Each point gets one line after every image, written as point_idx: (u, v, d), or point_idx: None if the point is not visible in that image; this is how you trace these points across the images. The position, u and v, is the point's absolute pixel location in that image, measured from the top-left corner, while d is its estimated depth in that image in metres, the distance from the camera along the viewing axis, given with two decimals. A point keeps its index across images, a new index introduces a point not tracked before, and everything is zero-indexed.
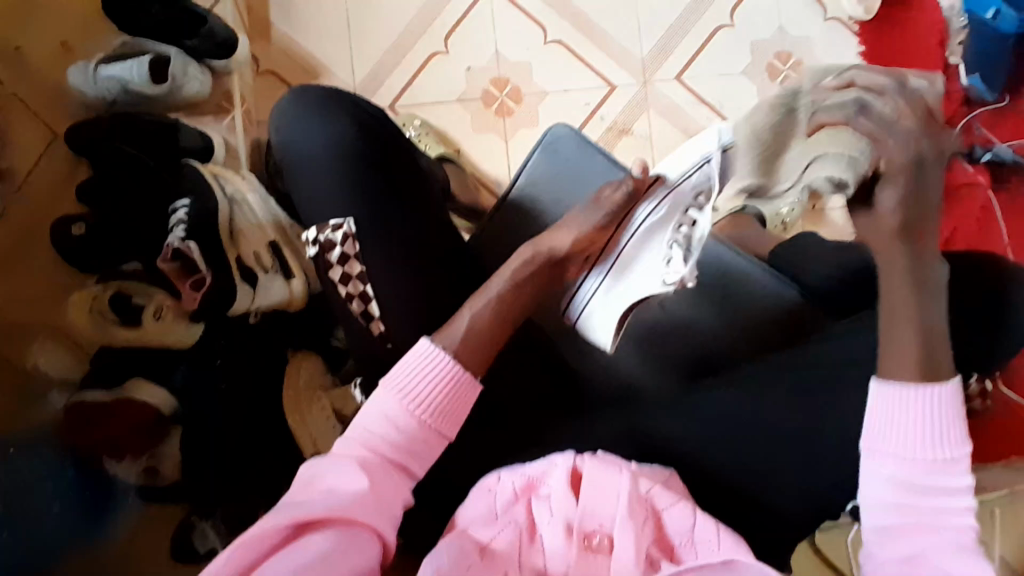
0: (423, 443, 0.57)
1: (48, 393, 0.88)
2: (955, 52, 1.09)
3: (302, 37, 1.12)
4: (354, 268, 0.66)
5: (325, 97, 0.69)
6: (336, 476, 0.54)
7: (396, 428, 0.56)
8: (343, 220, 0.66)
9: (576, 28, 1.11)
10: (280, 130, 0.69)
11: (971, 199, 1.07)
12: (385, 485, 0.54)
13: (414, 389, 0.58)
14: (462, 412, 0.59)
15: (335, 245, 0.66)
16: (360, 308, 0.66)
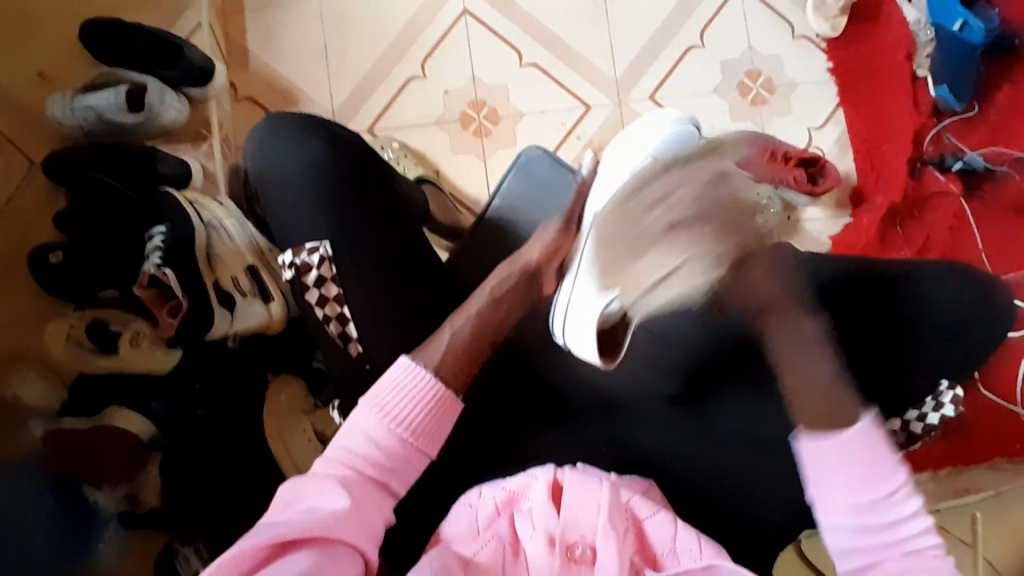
0: (404, 461, 0.57)
1: (26, 420, 0.87)
2: (923, 65, 1.13)
3: (281, 64, 1.13)
4: (330, 291, 0.66)
5: (301, 122, 0.70)
6: (317, 495, 0.54)
7: (377, 445, 0.57)
8: (319, 244, 0.67)
9: (550, 51, 1.14)
10: (257, 159, 0.71)
11: (944, 207, 1.09)
12: (366, 504, 0.54)
13: (394, 406, 0.58)
14: (442, 429, 0.60)
15: (310, 269, 0.66)
16: (338, 330, 0.67)
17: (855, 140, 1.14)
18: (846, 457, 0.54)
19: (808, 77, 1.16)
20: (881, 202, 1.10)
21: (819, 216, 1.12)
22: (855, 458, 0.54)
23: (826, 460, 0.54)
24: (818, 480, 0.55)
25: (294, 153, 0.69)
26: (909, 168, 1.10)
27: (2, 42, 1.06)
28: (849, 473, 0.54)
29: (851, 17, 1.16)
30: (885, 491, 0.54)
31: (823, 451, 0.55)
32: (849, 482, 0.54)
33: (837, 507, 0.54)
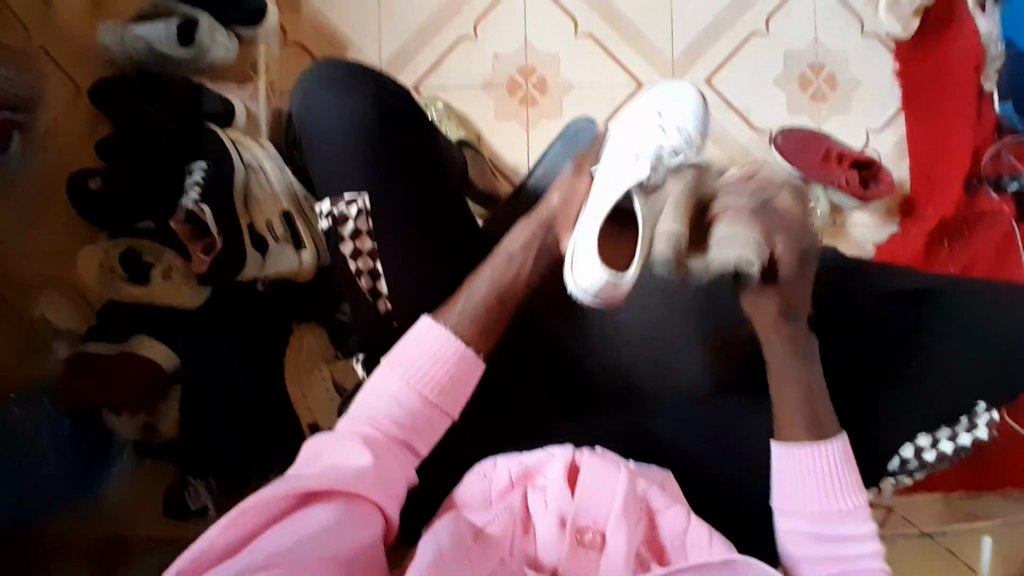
0: (425, 420, 0.57)
1: (54, 343, 0.89)
2: (991, 78, 1.04)
3: (332, 12, 1.12)
4: (365, 244, 0.65)
5: (346, 65, 0.69)
6: (339, 451, 0.54)
7: (398, 406, 0.57)
8: (358, 195, 0.66)
9: (607, 24, 1.10)
10: (301, 102, 0.69)
11: (994, 227, 1.02)
12: (389, 465, 0.54)
13: (417, 367, 0.58)
14: (467, 391, 0.60)
15: (348, 219, 0.65)
16: (369, 284, 0.66)
17: (912, 150, 1.11)
18: (812, 463, 0.59)
19: (873, 78, 1.12)
20: (930, 216, 1.05)
21: (865, 222, 1.10)
22: (818, 468, 0.58)
23: (797, 460, 0.59)
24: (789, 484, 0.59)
25: (334, 93, 0.67)
26: (965, 185, 1.04)
27: None
28: (813, 485, 0.58)
29: (926, 19, 1.10)
30: (846, 505, 0.58)
31: (790, 458, 0.59)
32: (819, 486, 0.58)
33: (795, 510, 0.59)
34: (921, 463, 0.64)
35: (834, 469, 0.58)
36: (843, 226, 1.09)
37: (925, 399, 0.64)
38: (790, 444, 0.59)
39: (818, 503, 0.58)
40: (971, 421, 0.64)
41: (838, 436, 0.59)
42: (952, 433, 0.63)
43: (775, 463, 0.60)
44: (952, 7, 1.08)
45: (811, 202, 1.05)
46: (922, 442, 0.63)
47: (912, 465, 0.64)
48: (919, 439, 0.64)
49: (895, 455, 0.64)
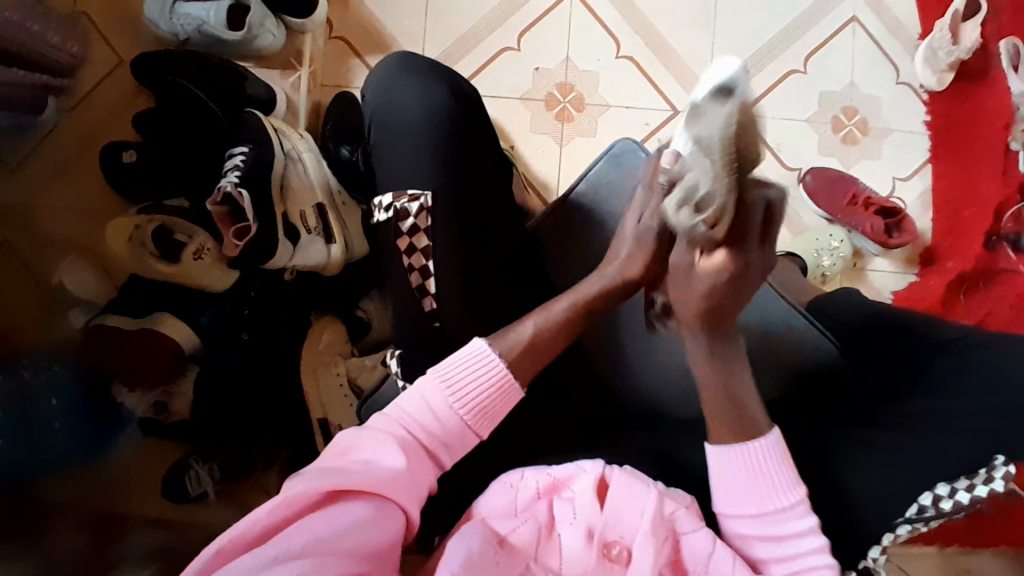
0: (460, 437, 0.57)
1: (70, 310, 0.90)
2: (1020, 137, 1.08)
3: (378, 7, 1.12)
4: (421, 242, 0.66)
5: (433, 68, 0.71)
6: (374, 450, 0.54)
7: (434, 417, 0.57)
8: (423, 192, 0.66)
9: (650, 48, 1.12)
10: (376, 93, 0.71)
11: (1011, 283, 1.06)
12: (420, 473, 0.55)
13: (461, 387, 0.58)
14: (502, 413, 0.59)
15: (409, 215, 0.66)
16: (418, 281, 0.66)
17: (936, 200, 1.12)
18: (747, 463, 0.58)
19: (904, 126, 1.13)
20: (951, 267, 1.07)
21: (886, 268, 1.10)
22: (758, 461, 0.58)
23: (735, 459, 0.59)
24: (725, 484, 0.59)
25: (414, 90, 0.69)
26: (985, 240, 1.07)
27: None
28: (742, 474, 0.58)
29: (960, 74, 1.13)
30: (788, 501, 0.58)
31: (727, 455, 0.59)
32: (747, 487, 0.58)
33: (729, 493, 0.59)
34: (938, 513, 0.59)
35: (768, 464, 0.58)
36: (863, 270, 1.10)
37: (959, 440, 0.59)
38: (725, 444, 0.59)
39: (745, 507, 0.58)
40: (987, 472, 0.58)
41: (771, 432, 0.59)
42: (970, 484, 0.58)
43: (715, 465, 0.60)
44: (986, 67, 1.12)
45: (835, 241, 1.06)
46: (940, 490, 0.59)
47: (928, 514, 0.60)
48: (939, 486, 0.59)
49: (912, 501, 0.60)
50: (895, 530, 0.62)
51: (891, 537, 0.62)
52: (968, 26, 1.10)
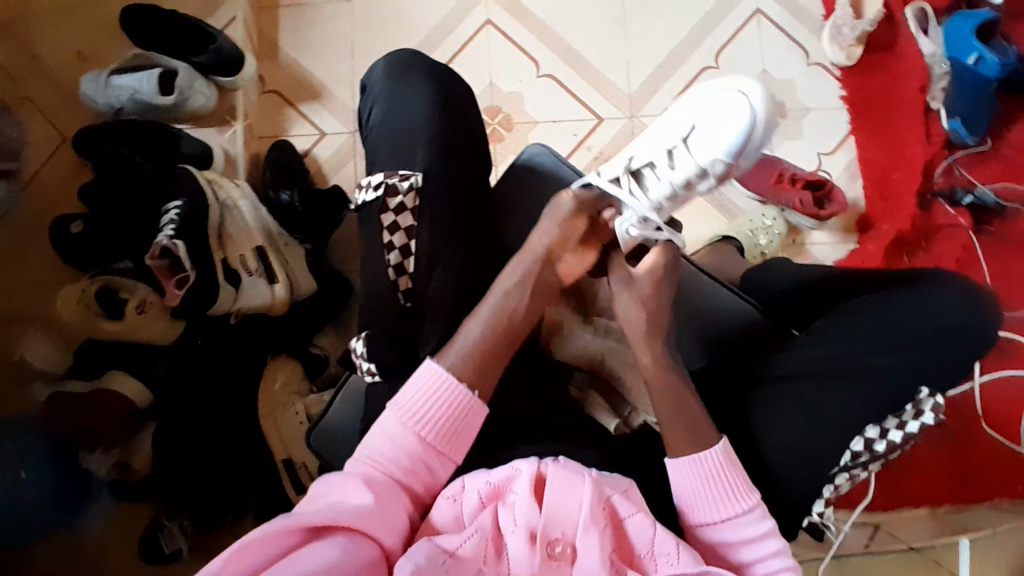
0: (424, 461, 0.60)
1: (32, 384, 0.91)
2: (937, 97, 1.12)
3: (305, 59, 1.17)
4: (404, 221, 0.71)
5: (427, 64, 0.79)
6: (342, 488, 0.56)
7: (399, 444, 0.60)
8: (413, 173, 0.72)
9: (567, 64, 1.17)
10: (377, 96, 0.78)
11: (952, 238, 1.09)
12: (391, 506, 0.56)
13: (418, 412, 0.61)
14: (464, 436, 0.63)
15: (397, 193, 0.71)
16: (397, 260, 0.71)
17: (862, 168, 1.15)
18: (705, 472, 0.60)
19: (820, 104, 1.18)
20: (887, 230, 1.10)
21: (825, 240, 1.13)
22: (718, 479, 0.60)
23: (693, 473, 0.61)
24: (687, 497, 0.61)
25: (419, 88, 0.77)
26: (918, 199, 1.11)
27: (44, 18, 1.13)
28: (703, 485, 0.60)
29: (868, 47, 1.18)
30: (746, 505, 0.59)
31: (689, 466, 0.61)
32: (710, 492, 0.60)
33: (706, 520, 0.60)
34: (873, 456, 0.64)
35: (725, 474, 0.60)
36: (803, 245, 1.13)
37: (868, 384, 0.64)
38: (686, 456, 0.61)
39: (711, 514, 0.60)
40: (917, 408, 0.63)
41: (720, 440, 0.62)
42: (897, 423, 0.63)
43: (674, 481, 0.62)
44: (893, 35, 1.17)
45: (768, 220, 1.09)
46: (871, 434, 0.64)
47: (863, 458, 0.64)
48: (868, 431, 0.64)
49: (844, 450, 0.65)
50: (833, 482, 0.66)
51: (831, 489, 0.66)
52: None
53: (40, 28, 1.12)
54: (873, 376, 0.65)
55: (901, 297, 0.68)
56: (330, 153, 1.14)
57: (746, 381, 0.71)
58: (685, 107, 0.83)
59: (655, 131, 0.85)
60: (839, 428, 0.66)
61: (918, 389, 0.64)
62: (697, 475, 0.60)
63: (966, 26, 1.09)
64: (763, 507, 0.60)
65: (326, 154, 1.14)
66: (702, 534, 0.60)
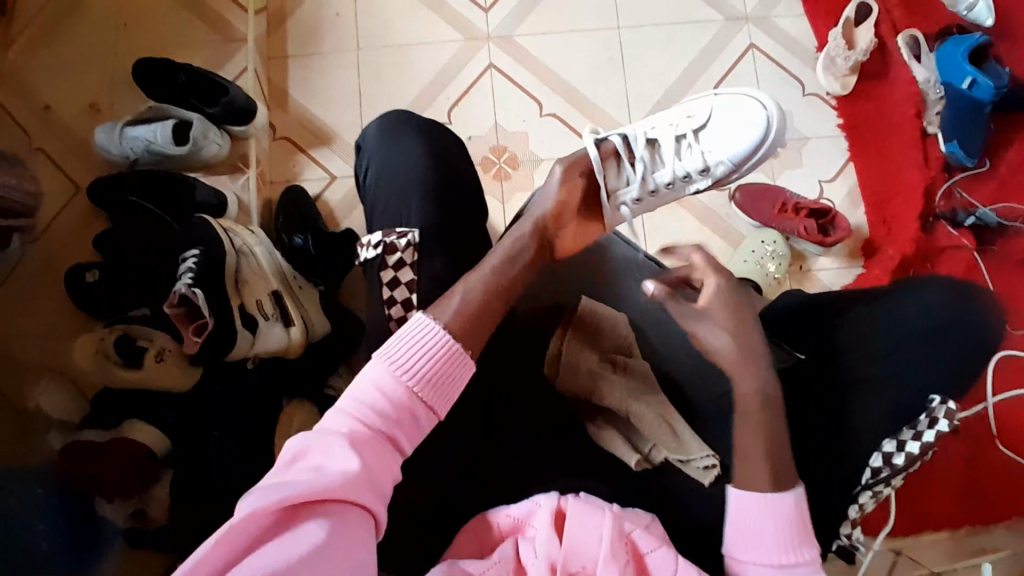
0: (410, 412, 0.56)
1: (46, 433, 0.91)
2: (934, 122, 1.16)
3: (314, 106, 1.21)
4: (405, 275, 0.72)
5: (404, 124, 0.83)
6: (324, 450, 0.51)
7: (385, 392, 0.55)
8: (409, 231, 0.74)
9: (569, 102, 1.20)
10: (376, 155, 0.81)
11: (956, 259, 1.10)
12: (377, 464, 0.53)
13: (402, 360, 0.57)
14: (453, 387, 0.58)
15: (396, 250, 0.72)
16: (399, 314, 0.71)
17: (864, 195, 1.17)
18: (771, 516, 0.61)
19: (818, 133, 1.20)
20: (892, 254, 1.11)
21: (830, 265, 1.14)
22: (782, 525, 0.61)
23: (759, 512, 0.61)
24: (741, 537, 0.62)
25: (413, 145, 0.80)
26: (921, 223, 1.12)
27: (61, 74, 1.16)
28: (765, 527, 0.61)
29: (862, 76, 1.21)
30: (803, 555, 0.60)
31: (757, 508, 0.61)
32: (772, 532, 0.61)
33: (755, 559, 0.60)
34: (893, 470, 0.64)
35: (789, 521, 0.61)
36: (808, 271, 1.14)
37: (884, 405, 0.66)
38: (752, 495, 0.62)
39: (764, 555, 0.60)
40: (931, 417, 0.64)
41: (797, 488, 0.62)
42: (914, 434, 0.64)
43: (737, 514, 0.62)
44: (886, 63, 1.20)
45: (770, 245, 1.10)
46: (888, 448, 0.64)
47: (884, 473, 0.64)
48: (885, 445, 0.65)
49: (865, 466, 0.65)
50: (856, 502, 0.65)
51: (857, 509, 0.65)
52: (861, 31, 1.19)
53: (56, 83, 1.16)
54: (886, 399, 0.66)
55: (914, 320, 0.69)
56: (341, 196, 1.16)
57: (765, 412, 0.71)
58: (693, 101, 0.84)
59: (668, 110, 0.85)
60: (859, 456, 0.66)
61: (930, 398, 0.66)
62: (760, 517, 0.61)
63: (958, 52, 1.12)
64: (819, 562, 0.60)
65: (336, 197, 1.16)
66: (748, 572, 0.61)
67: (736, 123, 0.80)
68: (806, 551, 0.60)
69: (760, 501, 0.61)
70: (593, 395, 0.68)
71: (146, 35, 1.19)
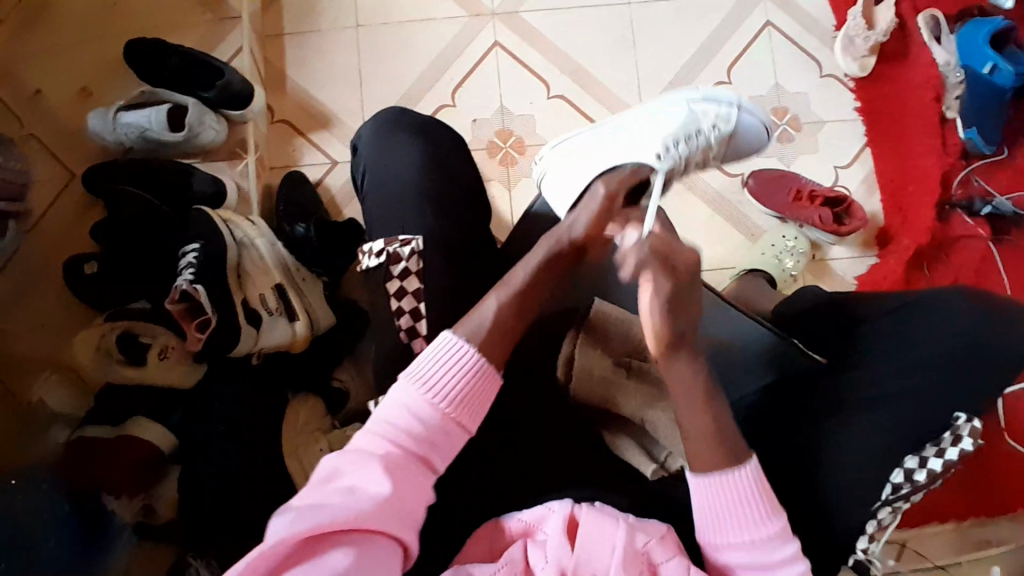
0: (444, 434, 0.57)
1: (51, 427, 0.90)
2: (952, 106, 1.12)
3: (313, 87, 1.16)
4: (411, 284, 0.70)
5: (406, 118, 0.82)
6: (357, 471, 0.54)
7: (420, 416, 0.57)
8: (412, 237, 0.72)
9: (578, 83, 1.16)
10: (385, 148, 0.80)
11: (971, 249, 1.09)
12: (409, 488, 0.54)
13: (435, 381, 0.58)
14: (483, 406, 0.60)
15: (400, 259, 0.71)
16: (409, 323, 0.69)
17: (880, 180, 1.14)
18: (724, 495, 0.59)
19: (835, 116, 1.16)
20: (907, 243, 1.09)
21: (844, 255, 1.12)
22: (740, 504, 0.58)
23: (712, 494, 0.59)
24: (707, 523, 0.59)
25: (412, 144, 0.80)
26: (936, 211, 1.10)
27: (50, 54, 1.12)
28: (722, 508, 0.59)
29: (881, 57, 1.16)
30: (769, 530, 0.57)
31: (707, 489, 0.59)
32: (732, 513, 0.58)
33: (724, 546, 0.59)
34: (915, 486, 0.61)
35: (748, 499, 0.58)
36: (824, 261, 1.12)
37: None
38: (704, 476, 0.59)
39: (733, 535, 0.58)
40: (955, 433, 0.61)
41: (748, 460, 0.59)
42: (938, 450, 0.61)
43: (696, 499, 0.60)
44: (906, 43, 1.16)
45: (790, 241, 1.08)
46: (910, 463, 0.61)
47: (905, 490, 0.61)
48: (908, 460, 0.61)
49: (885, 482, 0.61)
50: (875, 517, 0.62)
51: (875, 524, 0.62)
52: (880, 10, 1.14)
53: (44, 64, 1.11)
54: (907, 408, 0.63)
55: (930, 320, 0.67)
56: (342, 182, 1.13)
57: (786, 416, 0.70)
58: (718, 105, 0.81)
59: (690, 111, 0.80)
60: None
61: (955, 415, 0.62)
62: (720, 500, 0.59)
63: (978, 36, 1.08)
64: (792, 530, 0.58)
65: (338, 184, 1.13)
66: (721, 556, 0.59)
67: (752, 133, 0.83)
68: (773, 525, 0.58)
69: (712, 479, 0.59)
70: (608, 401, 0.68)
71: (137, 13, 1.14)
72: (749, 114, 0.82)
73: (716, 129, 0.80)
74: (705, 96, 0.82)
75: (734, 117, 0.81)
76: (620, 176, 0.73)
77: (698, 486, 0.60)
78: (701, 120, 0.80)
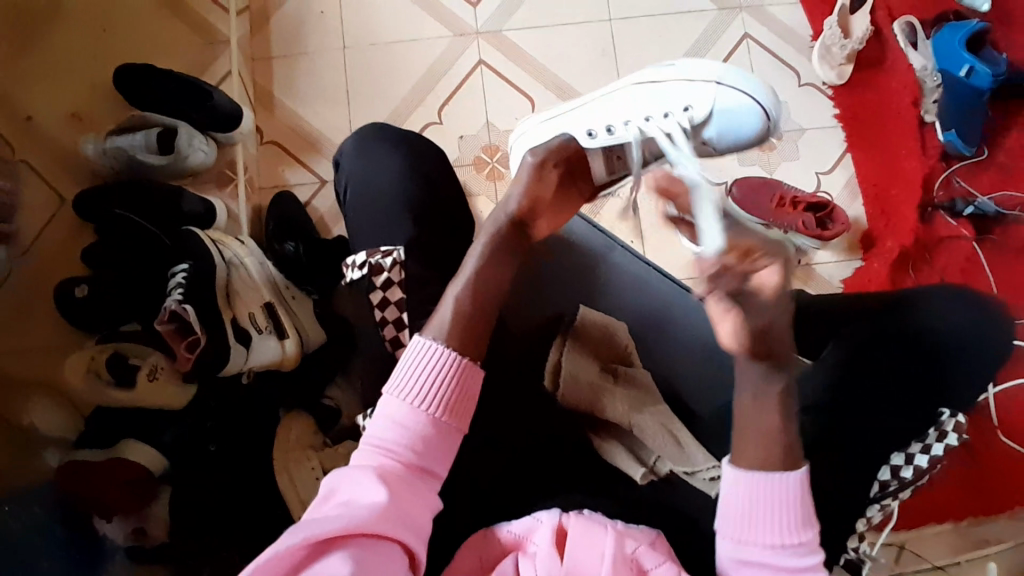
0: (434, 439, 0.58)
1: (44, 451, 0.87)
2: (931, 110, 1.14)
3: (301, 109, 1.18)
4: (394, 294, 0.70)
5: (382, 131, 0.83)
6: (353, 488, 0.55)
7: (407, 428, 0.57)
8: (394, 248, 0.73)
9: (561, 97, 1.18)
10: (365, 164, 0.81)
11: (955, 249, 1.10)
12: (406, 497, 0.55)
13: (416, 388, 0.58)
14: (471, 405, 0.60)
15: (383, 270, 0.72)
16: (393, 333, 0.69)
17: (861, 185, 1.16)
18: (765, 496, 0.59)
19: (815, 124, 1.18)
20: (891, 246, 1.11)
21: (830, 259, 1.13)
22: (774, 506, 0.58)
23: (751, 492, 0.59)
24: (733, 514, 0.59)
25: (390, 158, 0.81)
26: (919, 213, 1.12)
27: (40, 81, 1.13)
28: (754, 510, 0.59)
29: (859, 64, 1.19)
30: (799, 539, 0.58)
31: (746, 485, 0.59)
32: (769, 515, 0.58)
33: (736, 537, 0.59)
34: (901, 482, 0.66)
35: (784, 503, 0.58)
36: (809, 265, 1.13)
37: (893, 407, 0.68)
38: (747, 469, 0.60)
39: (751, 534, 0.58)
40: (940, 430, 0.67)
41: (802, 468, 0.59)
42: (922, 447, 0.66)
43: (727, 490, 0.60)
44: (883, 49, 1.18)
45: None
46: (896, 461, 0.66)
47: (892, 485, 0.66)
48: (895, 457, 0.67)
49: (874, 479, 0.66)
50: (864, 514, 0.66)
51: (864, 522, 0.66)
52: (855, 18, 1.16)
53: (34, 90, 1.13)
54: (891, 415, 0.68)
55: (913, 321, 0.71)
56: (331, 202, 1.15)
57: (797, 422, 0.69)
58: (694, 85, 0.85)
59: (664, 92, 0.86)
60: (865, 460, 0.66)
61: (940, 411, 0.68)
62: (753, 497, 0.59)
63: (954, 38, 1.11)
64: (814, 542, 0.58)
65: (326, 204, 1.15)
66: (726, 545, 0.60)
67: (732, 108, 0.84)
68: (798, 534, 0.58)
69: (753, 473, 0.59)
70: (594, 407, 0.68)
71: (126, 39, 1.16)
72: (728, 92, 0.84)
73: (682, 116, 0.83)
74: (682, 77, 0.86)
75: (699, 108, 0.84)
76: (551, 148, 0.81)
77: (736, 476, 0.60)
78: (671, 100, 0.85)
